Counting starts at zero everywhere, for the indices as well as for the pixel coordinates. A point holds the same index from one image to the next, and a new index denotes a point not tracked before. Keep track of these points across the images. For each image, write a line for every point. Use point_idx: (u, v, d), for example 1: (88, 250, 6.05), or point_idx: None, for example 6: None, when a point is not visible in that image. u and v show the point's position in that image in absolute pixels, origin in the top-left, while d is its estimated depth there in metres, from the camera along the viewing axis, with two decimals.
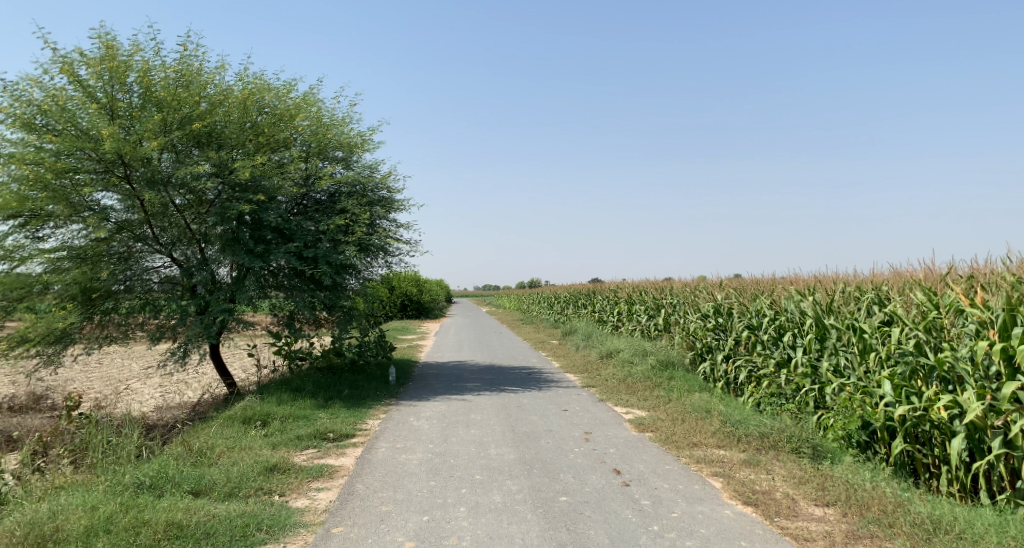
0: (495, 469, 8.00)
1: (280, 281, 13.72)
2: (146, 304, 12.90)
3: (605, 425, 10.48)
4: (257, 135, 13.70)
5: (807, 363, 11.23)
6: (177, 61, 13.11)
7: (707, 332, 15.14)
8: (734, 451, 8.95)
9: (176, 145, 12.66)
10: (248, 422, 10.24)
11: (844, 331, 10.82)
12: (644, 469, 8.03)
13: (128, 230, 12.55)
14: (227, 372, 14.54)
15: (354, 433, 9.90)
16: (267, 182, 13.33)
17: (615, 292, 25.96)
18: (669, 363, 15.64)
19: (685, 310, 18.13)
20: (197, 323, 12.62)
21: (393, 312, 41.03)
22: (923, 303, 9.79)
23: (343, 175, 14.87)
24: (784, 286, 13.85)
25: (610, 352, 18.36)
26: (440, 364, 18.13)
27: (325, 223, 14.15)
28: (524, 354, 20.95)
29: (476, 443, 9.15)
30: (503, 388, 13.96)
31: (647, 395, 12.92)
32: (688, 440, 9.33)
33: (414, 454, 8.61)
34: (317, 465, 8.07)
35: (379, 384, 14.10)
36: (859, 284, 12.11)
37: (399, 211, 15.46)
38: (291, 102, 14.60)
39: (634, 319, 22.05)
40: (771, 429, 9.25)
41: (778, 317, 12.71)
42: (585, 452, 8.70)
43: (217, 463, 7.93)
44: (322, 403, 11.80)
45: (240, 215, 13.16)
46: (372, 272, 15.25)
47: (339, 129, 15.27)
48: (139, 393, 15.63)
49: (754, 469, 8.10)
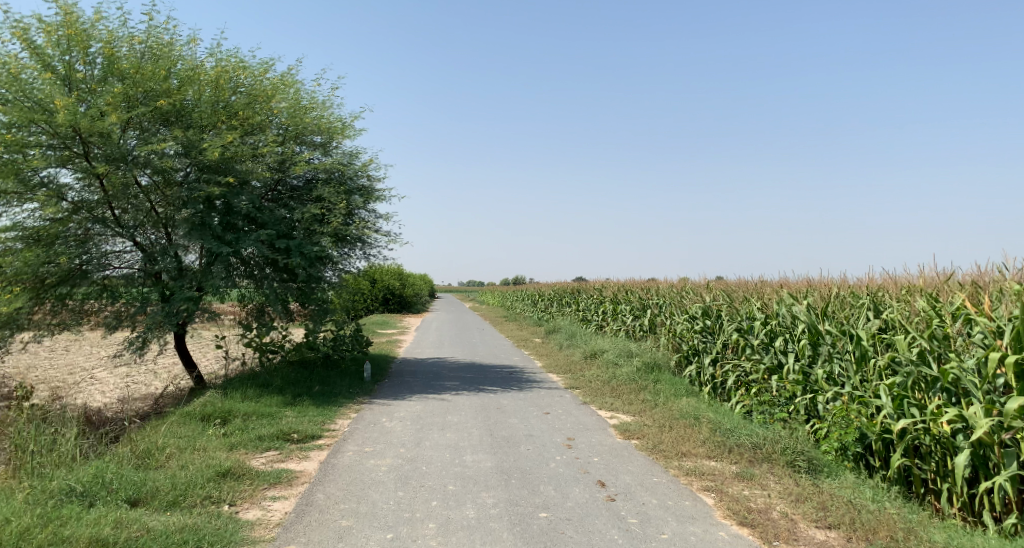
0: (469, 478, 7.37)
1: (248, 270, 12.97)
2: (103, 289, 12.25)
3: (588, 430, 9.88)
4: (230, 116, 12.95)
5: (800, 371, 10.66)
6: (145, 34, 12.42)
7: (695, 335, 14.59)
8: (726, 463, 8.35)
9: (141, 122, 12.00)
10: (206, 420, 9.56)
11: (841, 338, 10.26)
12: (630, 481, 7.43)
13: (86, 210, 11.85)
14: (191, 364, 13.80)
15: (320, 434, 9.23)
16: (238, 165, 12.59)
17: (599, 290, 25.46)
18: (655, 366, 15.08)
19: (672, 312, 17.60)
20: (159, 312, 11.94)
21: (374, 306, 40.39)
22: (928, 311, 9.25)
23: (320, 161, 14.15)
24: (776, 289, 13.33)
25: (594, 353, 17.78)
26: (418, 361, 17.48)
27: (299, 211, 13.43)
28: (505, 352, 20.34)
29: (450, 448, 8.50)
30: (482, 388, 13.32)
31: (632, 398, 12.34)
32: (677, 449, 8.73)
33: (383, 460, 7.95)
34: (274, 470, 7.42)
35: (352, 380, 13.42)
36: (856, 288, 11.56)
37: (379, 201, 14.75)
38: (267, 83, 13.86)
39: (620, 319, 21.52)
40: (764, 439, 8.65)
41: (770, 321, 12.14)
42: (566, 461, 8.09)
43: (165, 466, 7.28)
44: (289, 401, 11.12)
45: (209, 199, 12.42)
46: (349, 265, 14.53)
47: (317, 113, 14.53)
48: (100, 384, 14.85)
49: (748, 484, 7.52)
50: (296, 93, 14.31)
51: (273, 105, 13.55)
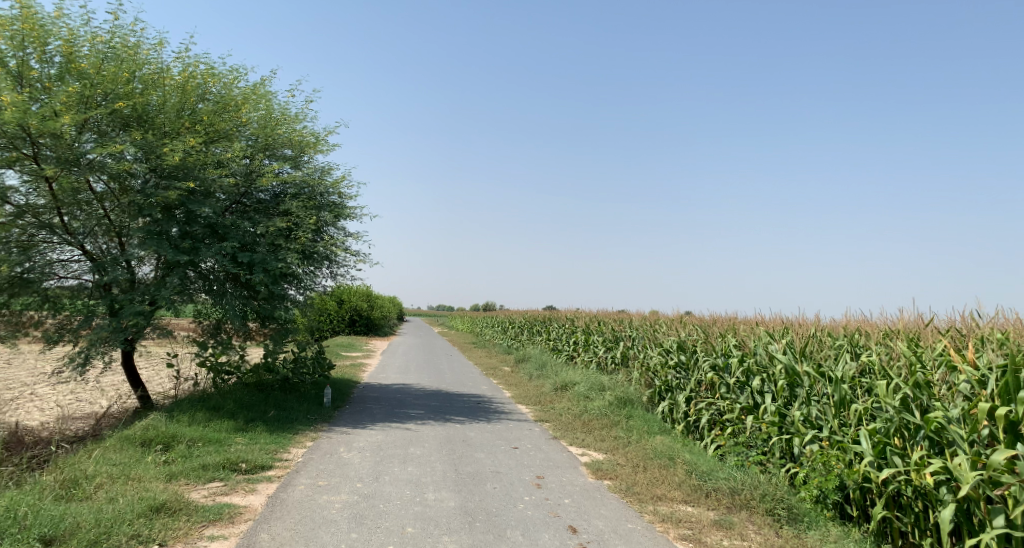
0: (430, 520, 6.78)
1: (207, 285, 12.23)
2: (45, 301, 11.43)
3: (558, 468, 9.33)
4: (194, 123, 12.32)
5: (776, 411, 10.23)
6: (110, 35, 11.81)
7: (669, 370, 14.15)
8: (703, 509, 7.84)
9: (99, 124, 11.29)
10: (147, 445, 8.86)
11: (820, 380, 9.85)
12: (604, 527, 6.90)
13: (32, 214, 11.13)
14: (139, 382, 13.01)
15: (271, 464, 8.57)
16: (200, 172, 11.92)
17: (571, 320, 25.05)
18: (627, 401, 14.58)
19: (645, 345, 17.20)
20: (105, 326, 11.22)
21: (340, 327, 39.57)
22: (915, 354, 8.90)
23: (290, 175, 13.52)
24: (754, 325, 12.96)
25: (565, 385, 17.26)
26: (381, 387, 16.81)
27: (264, 224, 12.74)
28: (473, 381, 19.75)
29: (411, 484, 7.89)
30: (448, 419, 12.71)
31: (604, 435, 11.84)
32: (652, 492, 8.21)
33: (336, 496, 7.32)
34: (215, 505, 6.79)
35: (310, 406, 12.73)
36: (837, 327, 11.20)
37: (349, 220, 14.16)
38: (238, 93, 13.25)
39: (591, 350, 21.07)
40: (742, 484, 8.15)
41: (746, 359, 11.74)
42: (535, 503, 7.53)
43: (91, 499, 6.64)
44: (239, 426, 10.42)
45: (168, 206, 11.71)
46: (315, 284, 13.88)
47: (289, 125, 13.93)
48: (40, 401, 13.96)
49: (727, 533, 7.02)
50: (269, 102, 13.69)
51: (242, 114, 12.93)
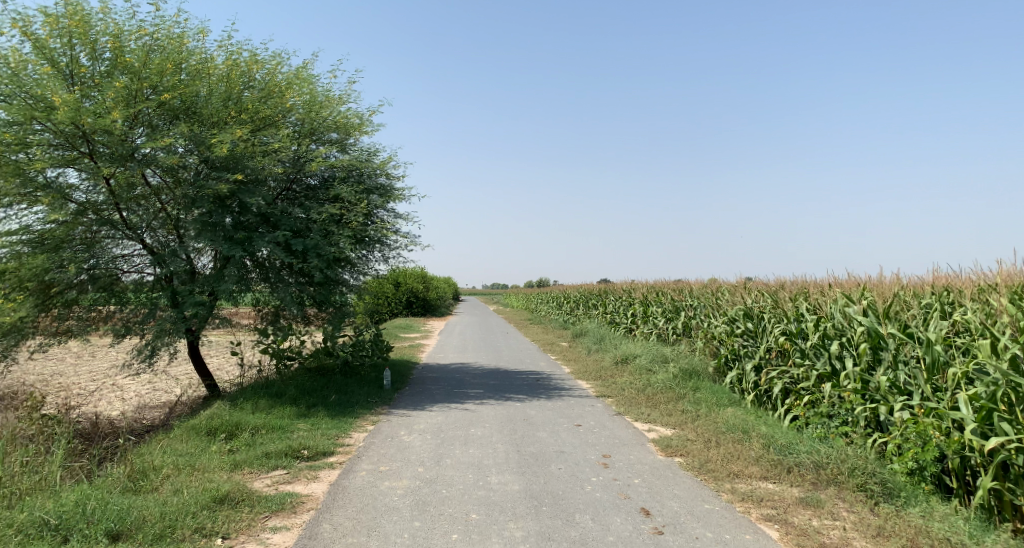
0: (495, 505, 6.55)
1: (264, 273, 12.17)
2: (111, 295, 11.46)
3: (624, 446, 8.99)
4: (239, 111, 12.11)
5: (858, 378, 9.72)
6: (155, 27, 11.66)
7: (735, 338, 13.64)
8: (784, 485, 7.42)
9: (149, 117, 11.18)
10: (212, 434, 8.86)
11: (907, 341, 9.34)
12: (679, 509, 6.56)
13: (93, 211, 11.08)
14: (206, 371, 13.12)
15: (333, 450, 8.45)
16: (248, 161, 11.71)
17: (628, 292, 24.55)
18: (693, 372, 14.13)
19: (708, 314, 16.66)
20: (168, 319, 11.22)
21: (397, 309, 39.84)
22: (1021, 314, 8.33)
23: (337, 159, 13.30)
24: (826, 289, 12.33)
25: (626, 358, 16.86)
26: (441, 366, 16.71)
27: (316, 210, 12.59)
28: (532, 357, 19.52)
29: (474, 468, 7.67)
30: (508, 397, 12.47)
31: (671, 408, 11.47)
32: (728, 468, 7.82)
33: (399, 482, 7.14)
34: (278, 494, 6.69)
35: (372, 388, 12.66)
36: (919, 288, 10.55)
37: (399, 201, 13.93)
38: (282, 78, 13.02)
39: (651, 321, 20.60)
40: (827, 458, 7.72)
41: (821, 323, 11.21)
42: (604, 483, 7.23)
43: (157, 491, 6.60)
44: (303, 412, 10.38)
45: (220, 197, 11.58)
46: (368, 267, 13.74)
47: (334, 108, 13.69)
48: (119, 391, 14.30)
49: (814, 513, 6.60)
50: (313, 85, 13.43)
51: (287, 100, 12.69)
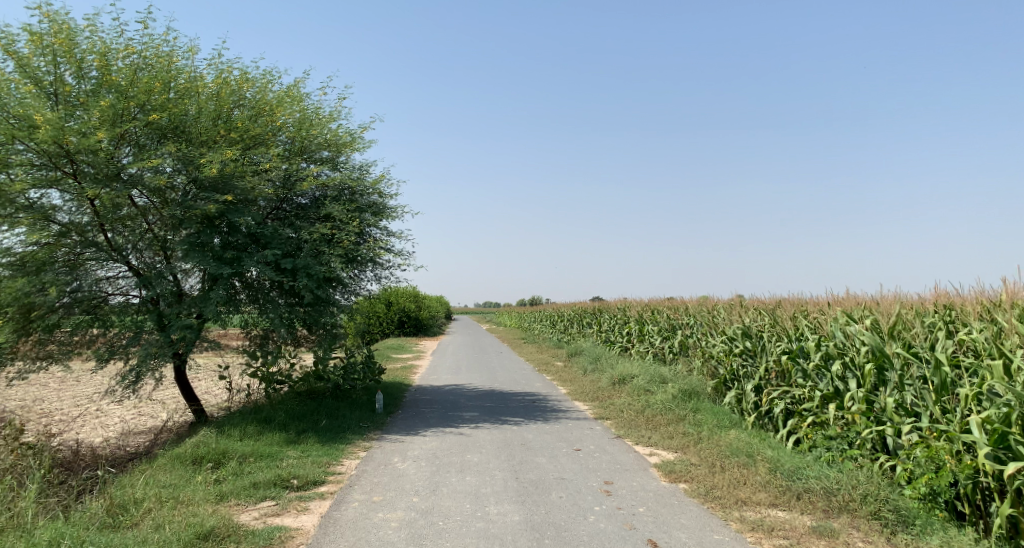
0: (495, 538, 6.23)
1: (253, 294, 11.85)
2: (94, 318, 11.07)
3: (626, 472, 8.68)
4: (229, 130, 11.83)
5: (863, 399, 9.46)
6: (143, 45, 11.39)
7: (734, 358, 13.38)
8: (794, 513, 7.13)
9: (136, 136, 10.94)
10: (198, 464, 8.51)
11: (913, 361, 9.11)
12: (688, 540, 6.26)
13: (77, 233, 10.72)
14: (193, 396, 12.73)
15: (324, 479, 8.11)
16: (238, 181, 11.42)
17: (622, 311, 24.31)
18: (692, 393, 13.84)
19: (705, 333, 16.41)
20: (154, 342, 10.88)
21: (390, 329, 39.47)
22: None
23: (329, 177, 13.01)
24: (827, 306, 12.09)
25: (622, 378, 16.56)
26: (435, 388, 16.39)
27: (307, 230, 12.28)
28: (527, 378, 19.19)
29: (472, 497, 7.34)
30: (504, 420, 12.14)
31: (671, 431, 11.18)
32: (735, 495, 7.53)
33: (393, 514, 6.80)
34: (266, 528, 6.35)
35: (364, 413, 12.33)
36: (924, 305, 10.31)
37: (392, 219, 13.65)
38: (272, 96, 12.76)
39: (647, 340, 20.33)
40: (837, 484, 7.43)
41: (824, 342, 10.96)
42: (608, 513, 6.93)
43: (138, 528, 6.26)
44: (292, 438, 10.03)
45: (208, 217, 11.27)
46: (360, 287, 13.43)
47: (326, 126, 13.43)
48: (104, 417, 13.89)
49: (829, 543, 6.30)
50: (304, 103, 13.17)
51: (278, 118, 12.43)
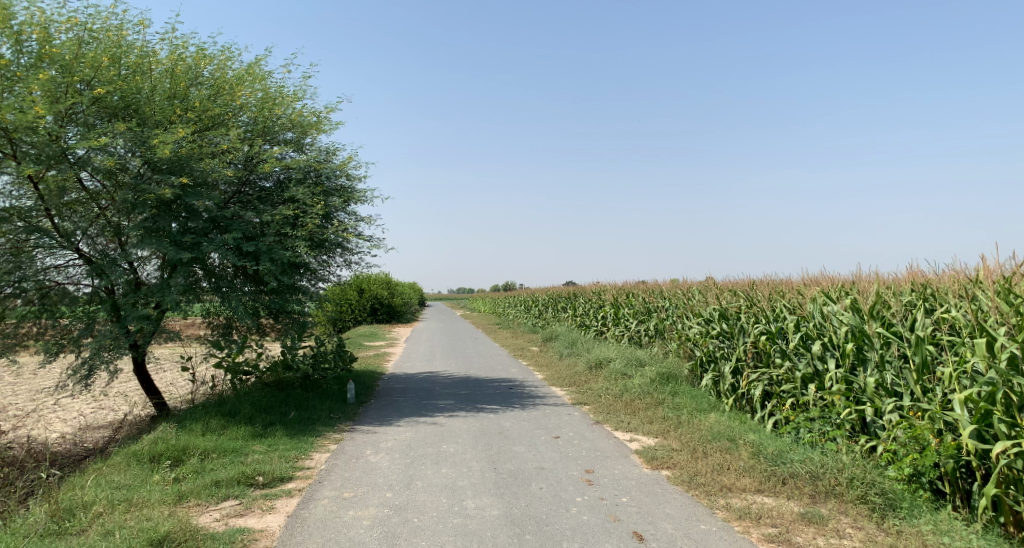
0: (474, 535, 5.91)
1: (216, 282, 11.31)
2: (42, 309, 10.50)
3: (607, 459, 8.40)
4: (185, 110, 11.24)
5: (843, 379, 9.25)
6: (89, 18, 10.72)
7: (711, 340, 13.15)
8: (780, 498, 6.89)
9: (83, 116, 10.29)
10: (156, 461, 8.08)
11: (894, 340, 8.89)
12: (674, 531, 5.99)
13: (20, 218, 10.06)
14: (154, 389, 12.23)
15: (291, 475, 7.71)
16: (195, 163, 10.87)
17: (597, 295, 24.04)
18: (670, 376, 13.60)
19: (682, 316, 16.17)
20: (108, 335, 10.37)
21: (362, 317, 38.89)
22: (1019, 310, 7.90)
23: (293, 159, 12.46)
24: (807, 285, 11.87)
25: (599, 362, 16.29)
26: (408, 377, 15.99)
27: (268, 213, 11.76)
28: (502, 364, 18.84)
29: (448, 491, 7.00)
30: (480, 408, 11.79)
31: (651, 415, 10.93)
32: (719, 482, 7.26)
33: (365, 511, 6.44)
34: (227, 531, 5.97)
35: (334, 403, 11.92)
36: (905, 282, 10.10)
37: (360, 203, 13.16)
38: (232, 74, 12.15)
39: (622, 324, 20.09)
40: (823, 467, 7.19)
41: (804, 322, 10.73)
42: (590, 504, 6.64)
43: (86, 535, 5.86)
44: (258, 432, 9.61)
45: (164, 200, 10.72)
46: (329, 273, 12.97)
47: (289, 106, 12.85)
48: (61, 411, 13.30)
49: (819, 530, 6.04)
50: (267, 81, 12.60)
51: (238, 97, 11.86)
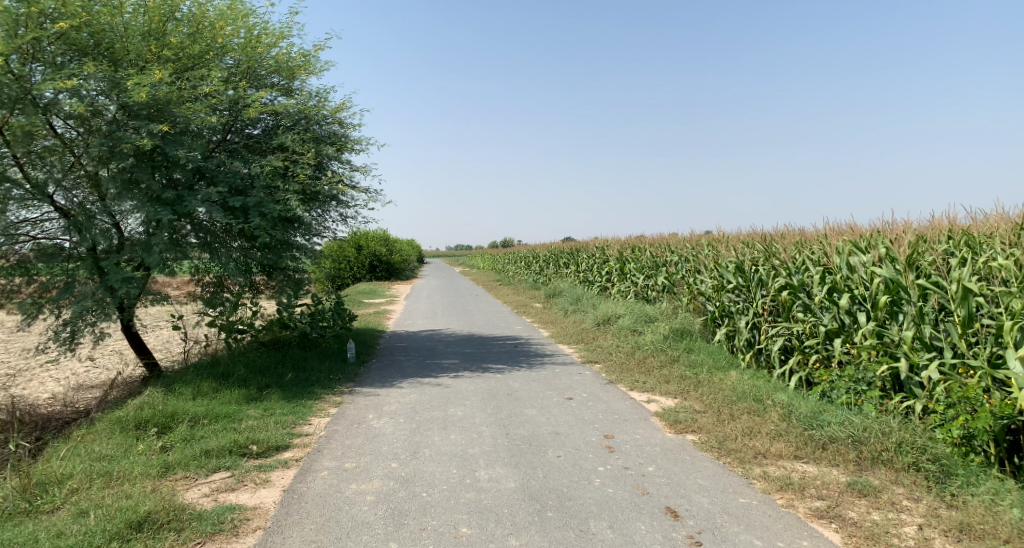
0: (489, 513, 5.34)
1: (204, 237, 10.57)
2: (17, 265, 9.92)
3: (626, 423, 7.80)
4: (161, 48, 10.42)
5: (877, 334, 8.61)
6: None
7: (726, 294, 12.52)
8: (820, 466, 6.31)
9: (51, 54, 9.50)
10: (142, 428, 7.49)
11: (933, 293, 8.22)
12: (711, 507, 5.42)
13: None
14: (145, 349, 11.64)
15: (288, 444, 7.11)
16: (175, 108, 10.10)
17: (601, 250, 23.33)
18: (684, 332, 12.96)
19: (693, 270, 15.50)
20: (88, 297, 9.64)
21: (361, 274, 38.21)
22: None
23: (281, 104, 11.66)
24: (830, 235, 11.17)
25: (607, 318, 15.66)
26: (410, 335, 15.38)
27: (257, 163, 11.02)
28: (506, 321, 18.23)
29: (458, 460, 6.41)
30: (486, 368, 11.20)
31: (667, 374, 10.35)
32: (753, 448, 6.68)
33: (368, 485, 5.86)
34: (216, 509, 5.40)
35: (333, 363, 11.31)
36: (940, 229, 9.39)
37: (354, 152, 12.38)
38: (213, 12, 11.26)
39: (629, 279, 19.43)
40: (866, 431, 6.60)
41: (829, 274, 10.06)
42: (614, 475, 6.06)
43: (57, 516, 5.29)
44: (252, 396, 9.00)
45: (142, 151, 9.98)
46: (324, 228, 12.26)
47: (276, 48, 11.98)
48: (53, 370, 12.78)
49: (873, 503, 5.47)
50: (250, 19, 11.69)
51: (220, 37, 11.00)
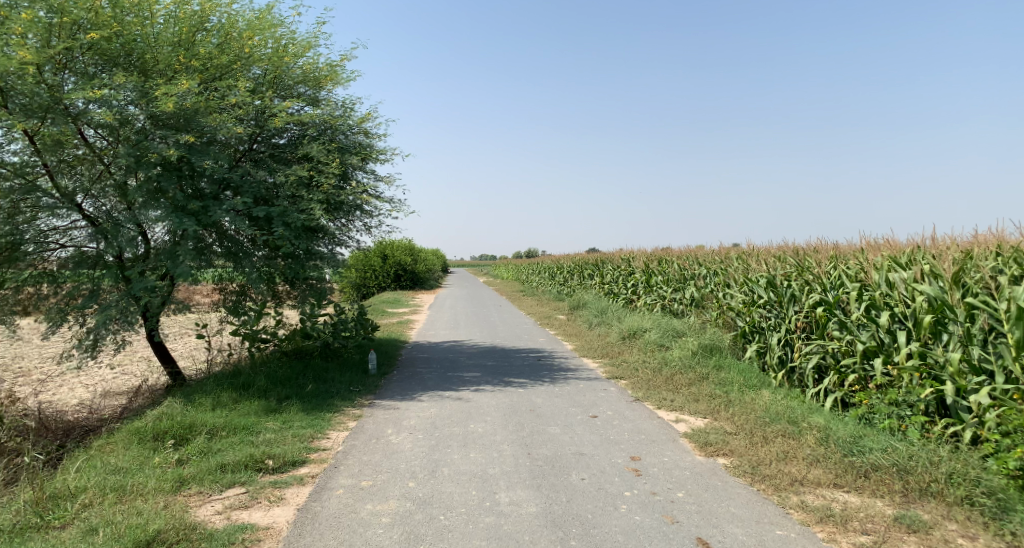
0: (510, 539, 5.09)
1: (228, 246, 10.47)
2: (44, 273, 9.85)
3: (654, 444, 7.51)
4: (190, 58, 10.36)
5: (921, 355, 8.22)
6: None
7: (757, 309, 12.16)
8: (861, 496, 5.97)
9: (82, 64, 9.50)
10: (160, 440, 7.34)
11: (982, 314, 7.83)
12: (746, 539, 5.12)
13: (21, 176, 9.44)
14: (168, 357, 11.56)
15: (305, 459, 6.92)
16: (203, 118, 10.04)
17: (626, 262, 22.99)
18: (713, 348, 12.60)
19: (722, 284, 15.14)
20: (113, 306, 9.60)
21: (385, 283, 38.14)
22: None
23: (307, 114, 11.56)
24: (866, 252, 10.79)
25: (633, 332, 15.33)
26: (432, 346, 15.18)
27: (282, 172, 10.91)
28: (530, 333, 17.95)
29: (478, 481, 6.17)
30: (508, 382, 10.96)
31: (697, 392, 10.03)
32: (788, 474, 6.36)
33: (385, 506, 5.64)
34: (228, 529, 5.21)
35: (354, 375, 11.13)
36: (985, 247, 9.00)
37: (379, 162, 12.25)
38: (241, 21, 11.21)
39: (655, 292, 19.08)
40: (911, 459, 6.25)
41: (868, 291, 9.68)
42: (642, 500, 5.77)
43: (65, 533, 5.13)
44: (271, 407, 8.83)
45: (168, 161, 9.90)
46: (348, 238, 12.12)
47: (302, 57, 11.90)
48: (77, 376, 12.75)
49: (922, 541, 5.14)
50: (278, 28, 11.62)
51: (248, 47, 10.93)
